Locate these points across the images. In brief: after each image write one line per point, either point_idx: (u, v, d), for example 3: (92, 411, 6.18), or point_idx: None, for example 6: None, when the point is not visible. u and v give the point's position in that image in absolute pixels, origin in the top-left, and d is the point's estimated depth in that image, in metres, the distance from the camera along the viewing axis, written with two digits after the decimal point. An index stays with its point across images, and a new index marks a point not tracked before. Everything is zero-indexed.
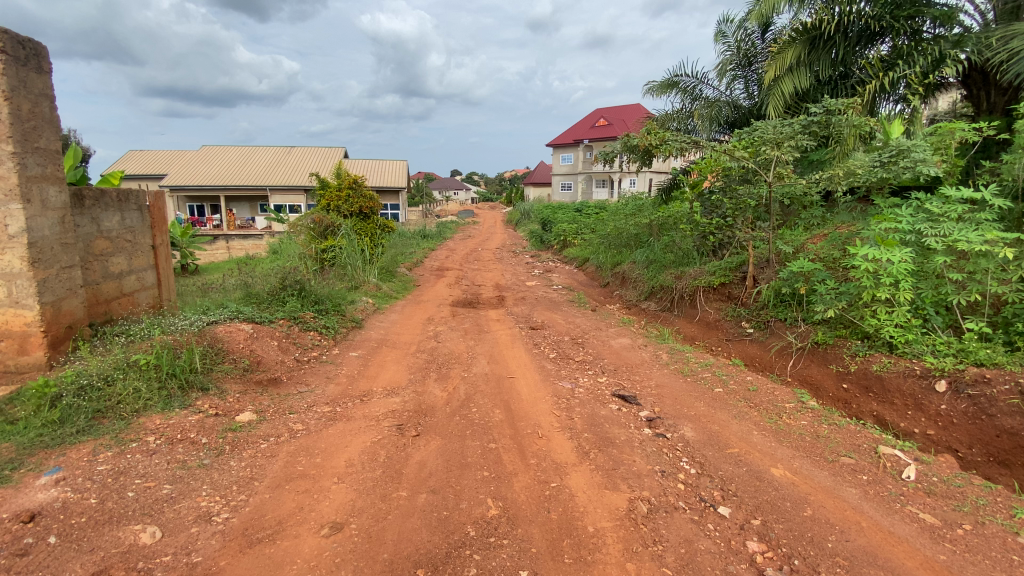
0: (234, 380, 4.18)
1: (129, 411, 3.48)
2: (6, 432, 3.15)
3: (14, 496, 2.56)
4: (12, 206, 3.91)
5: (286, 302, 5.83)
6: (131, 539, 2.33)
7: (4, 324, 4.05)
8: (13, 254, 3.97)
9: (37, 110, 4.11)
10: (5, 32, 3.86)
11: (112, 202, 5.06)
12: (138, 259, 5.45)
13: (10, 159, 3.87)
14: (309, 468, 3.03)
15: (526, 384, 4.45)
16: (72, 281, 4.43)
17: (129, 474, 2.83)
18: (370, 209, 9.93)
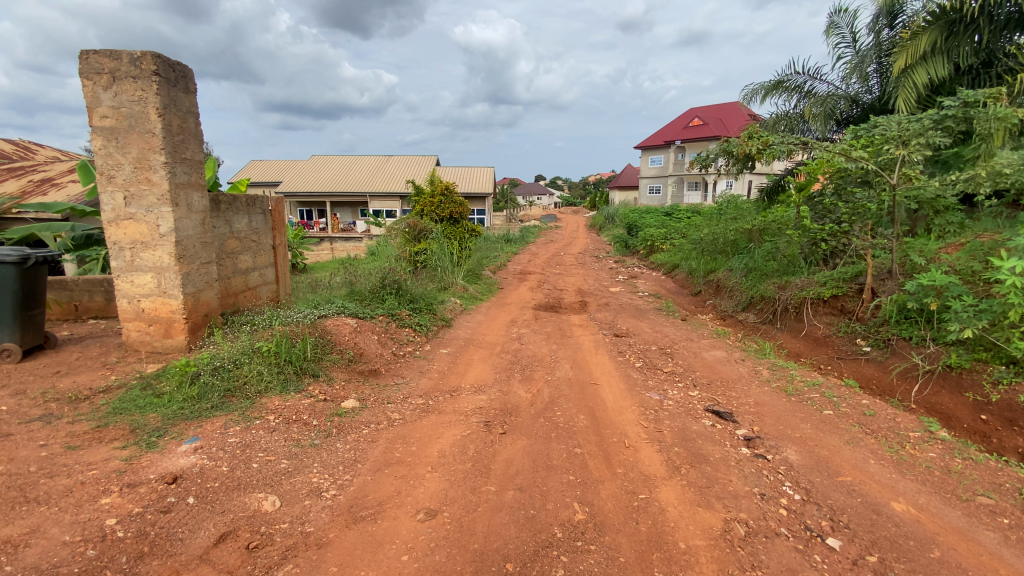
0: (340, 369, 4.55)
1: (253, 392, 3.91)
2: (156, 403, 3.69)
3: (161, 460, 2.98)
4: (164, 209, 4.57)
5: (385, 300, 6.25)
6: (254, 505, 2.62)
7: (155, 310, 4.74)
8: (164, 251, 4.63)
9: (184, 125, 4.74)
10: (159, 57, 4.48)
11: (242, 206, 5.71)
12: (261, 257, 6.11)
13: (163, 168, 4.51)
14: (405, 455, 3.21)
15: (611, 392, 4.37)
16: (209, 275, 5.07)
17: (253, 448, 3.18)
18: (459, 213, 10.31)
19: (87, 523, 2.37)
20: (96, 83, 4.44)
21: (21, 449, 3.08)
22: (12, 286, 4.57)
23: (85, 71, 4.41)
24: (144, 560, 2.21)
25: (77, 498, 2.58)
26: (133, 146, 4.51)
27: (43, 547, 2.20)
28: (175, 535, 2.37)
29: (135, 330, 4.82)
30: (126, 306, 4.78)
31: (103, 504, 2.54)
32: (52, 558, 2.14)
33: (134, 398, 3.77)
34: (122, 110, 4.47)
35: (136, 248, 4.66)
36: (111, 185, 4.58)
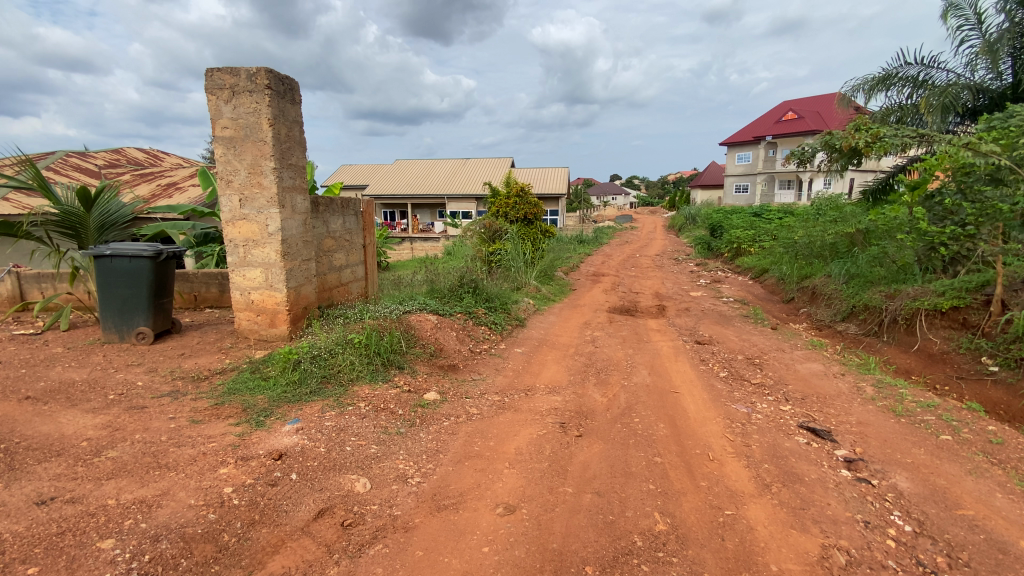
0: (422, 362, 4.77)
1: (346, 379, 4.21)
2: (264, 385, 4.09)
3: (269, 437, 3.29)
4: (272, 210, 5.03)
5: (462, 298, 6.44)
6: (347, 486, 2.82)
7: (262, 302, 5.23)
8: (271, 248, 5.10)
9: (290, 134, 5.19)
10: (272, 72, 4.94)
11: (338, 207, 6.16)
12: (353, 255, 6.53)
13: (272, 173, 4.97)
14: (484, 449, 3.30)
15: (694, 401, 4.20)
16: (308, 271, 5.52)
17: (346, 432, 3.42)
18: (534, 214, 10.40)
19: (208, 489, 2.68)
20: (219, 98, 4.97)
21: (156, 420, 3.53)
22: (147, 275, 5.24)
23: (211, 88, 4.96)
24: (255, 526, 2.45)
25: (200, 466, 2.91)
26: (248, 153, 5.00)
27: (172, 508, 2.51)
28: (281, 506, 2.61)
29: (245, 319, 5.34)
30: (239, 297, 5.31)
31: (220, 473, 2.85)
32: (180, 518, 2.43)
33: (245, 380, 4.19)
34: (239, 121, 4.97)
35: (248, 245, 5.17)
36: (229, 188, 5.11)
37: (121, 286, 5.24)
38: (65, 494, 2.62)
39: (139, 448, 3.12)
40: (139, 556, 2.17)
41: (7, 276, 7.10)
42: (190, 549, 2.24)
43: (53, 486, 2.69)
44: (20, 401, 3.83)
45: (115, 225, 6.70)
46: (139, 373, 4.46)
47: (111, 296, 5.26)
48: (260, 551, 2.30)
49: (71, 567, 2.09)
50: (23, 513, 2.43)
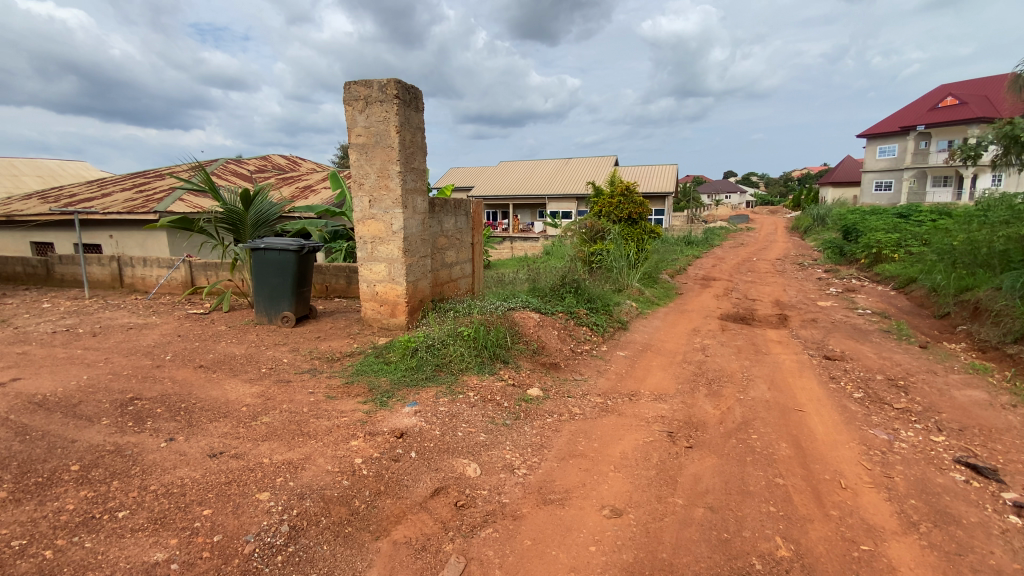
0: (526, 358, 4.89)
1: (456, 369, 4.45)
2: (387, 369, 4.48)
3: (391, 417, 3.60)
4: (396, 210, 5.48)
5: (565, 298, 6.48)
6: (460, 469, 2.99)
7: (385, 294, 5.72)
8: (394, 245, 5.55)
9: (413, 139, 5.61)
10: (400, 83, 5.36)
11: (451, 208, 6.53)
12: (463, 253, 6.88)
13: (397, 176, 5.40)
14: (588, 450, 3.30)
15: (822, 423, 3.81)
16: (424, 266, 5.92)
17: (458, 418, 3.63)
18: (639, 214, 10.15)
19: (341, 458, 3.01)
20: (355, 108, 5.51)
21: (298, 393, 4.03)
22: (292, 266, 5.98)
23: (349, 100, 5.50)
24: (380, 496, 2.70)
25: (335, 437, 3.28)
26: (378, 158, 5.48)
27: (313, 471, 2.86)
28: (403, 481, 2.85)
29: (370, 309, 5.87)
30: (365, 289, 5.84)
31: (352, 445, 3.18)
32: (320, 481, 2.76)
33: (370, 364, 4.63)
34: (372, 129, 5.46)
35: (375, 242, 5.68)
36: (361, 190, 5.64)
37: (271, 274, 6.04)
38: (231, 449, 3.10)
39: (285, 416, 3.60)
40: (289, 510, 2.51)
41: (184, 264, 8.50)
42: (328, 509, 2.54)
43: (223, 442, 3.20)
44: (196, 368, 4.59)
45: (266, 222, 7.73)
46: (284, 351, 5.12)
47: (263, 284, 6.09)
48: (385, 519, 2.53)
49: (237, 511, 2.48)
50: (200, 462, 2.93)
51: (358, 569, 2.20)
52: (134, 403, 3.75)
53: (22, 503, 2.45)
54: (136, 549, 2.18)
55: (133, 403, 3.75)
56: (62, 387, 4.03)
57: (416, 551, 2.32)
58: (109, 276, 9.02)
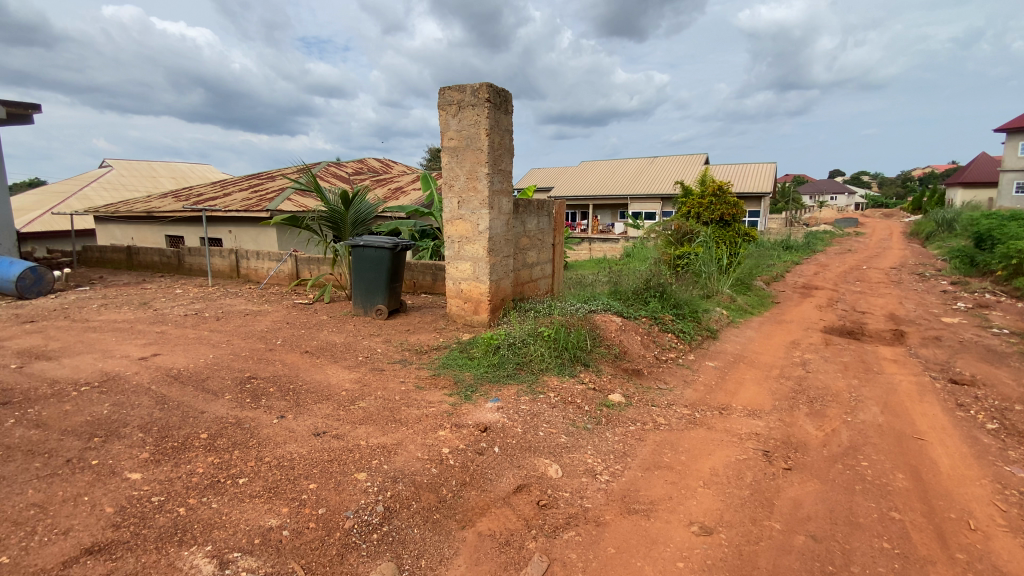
0: (608, 362, 4.80)
1: (537, 368, 4.49)
2: (471, 365, 4.63)
3: (475, 411, 3.71)
4: (483, 211, 5.63)
5: (648, 302, 6.29)
6: (542, 468, 3.02)
7: (469, 292, 5.92)
8: (479, 245, 5.72)
9: (502, 142, 5.72)
10: (491, 86, 5.48)
11: (535, 209, 6.59)
12: (544, 253, 6.92)
13: (485, 178, 5.55)
14: (674, 462, 3.19)
15: (947, 455, 3.37)
16: (507, 266, 6.04)
17: (539, 418, 3.66)
18: (732, 216, 9.59)
19: (430, 446, 3.16)
20: (448, 113, 5.73)
21: (391, 381, 4.29)
22: (386, 263, 6.37)
23: (443, 105, 5.73)
24: (466, 487, 2.80)
25: (424, 426, 3.44)
26: (468, 161, 5.66)
27: (405, 456, 3.03)
28: (487, 475, 2.93)
29: (455, 305, 6.09)
30: (451, 286, 6.06)
31: (439, 435, 3.33)
32: (411, 467, 2.92)
33: (455, 358, 4.81)
34: (463, 133, 5.65)
35: (461, 242, 5.88)
36: (451, 192, 5.87)
37: (368, 269, 6.46)
38: (333, 430, 3.37)
39: (379, 402, 3.84)
40: (383, 491, 2.68)
41: (290, 258, 9.34)
42: (418, 494, 2.68)
43: (325, 422, 3.48)
44: (301, 353, 5.04)
45: (363, 221, 8.27)
46: (378, 342, 5.46)
47: (361, 279, 6.53)
48: (470, 510, 2.62)
49: (339, 488, 2.69)
50: (307, 439, 3.21)
51: (446, 555, 2.30)
52: (250, 381, 4.20)
53: (162, 464, 2.84)
54: (253, 513, 2.42)
55: (250, 381, 4.20)
56: (192, 364, 4.59)
57: (500, 545, 2.38)
58: (227, 267, 10.13)
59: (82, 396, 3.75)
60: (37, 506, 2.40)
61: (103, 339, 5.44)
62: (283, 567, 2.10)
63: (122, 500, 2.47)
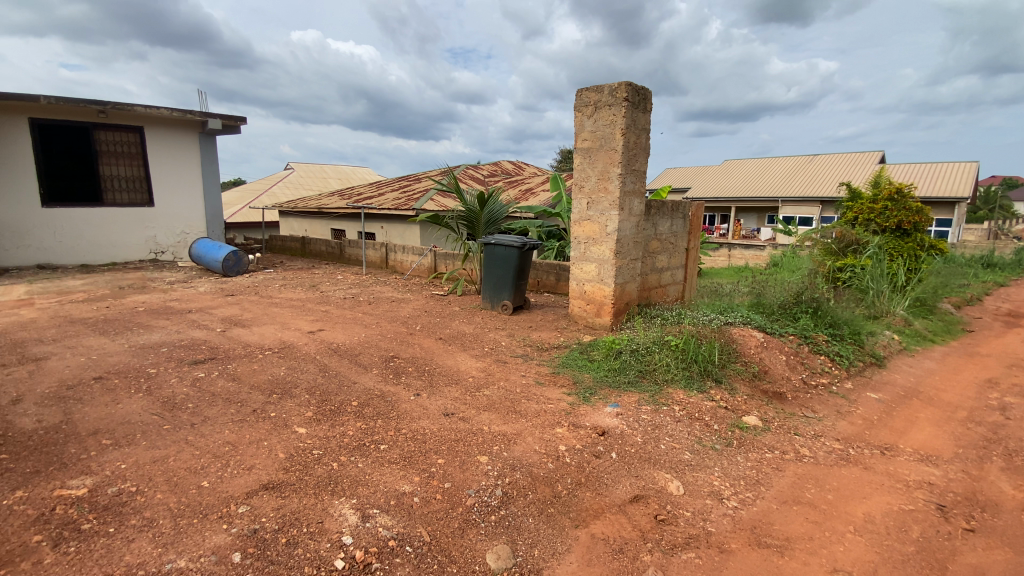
0: (743, 381, 4.40)
1: (661, 379, 4.31)
2: (591, 366, 4.62)
3: (594, 414, 3.69)
4: (613, 212, 5.55)
5: (797, 319, 5.65)
6: (662, 483, 2.90)
7: (593, 293, 5.88)
8: (607, 246, 5.65)
9: (637, 141, 5.58)
10: (630, 85, 5.36)
11: (668, 210, 6.31)
12: (676, 258, 6.60)
13: (618, 178, 5.46)
14: (818, 500, 2.83)
15: None
16: (634, 270, 5.88)
17: (661, 430, 3.52)
18: (913, 223, 8.16)
19: (548, 441, 3.23)
20: (584, 113, 5.72)
21: (513, 374, 4.47)
22: (515, 261, 6.63)
23: (579, 106, 5.73)
24: (581, 487, 2.80)
25: (542, 421, 3.53)
26: (600, 161, 5.61)
27: (524, 447, 3.14)
28: (603, 479, 2.90)
29: (578, 306, 6.10)
30: (575, 286, 6.08)
31: (557, 432, 3.38)
32: (529, 459, 3.01)
33: (575, 358, 4.83)
34: (597, 134, 5.61)
35: (588, 243, 5.85)
36: (581, 193, 5.87)
37: (498, 266, 6.78)
38: (460, 413, 3.61)
39: (501, 392, 4.02)
40: (502, 477, 2.81)
41: (430, 253, 10.18)
42: (535, 486, 2.76)
43: (454, 405, 3.75)
44: (436, 340, 5.47)
45: (495, 220, 8.68)
46: (503, 335, 5.71)
47: (490, 274, 6.87)
48: (585, 511, 2.62)
49: (463, 467, 2.88)
50: (438, 418, 3.49)
51: (558, 550, 2.33)
52: (393, 360, 4.69)
53: (322, 423, 3.31)
54: (391, 477, 2.71)
55: (393, 360, 4.69)
56: (348, 340, 5.26)
57: (613, 552, 2.35)
58: (378, 258, 11.38)
59: (267, 359, 4.54)
60: (231, 444, 2.96)
61: (281, 313, 6.50)
62: (412, 530, 2.31)
63: (290, 449, 2.93)
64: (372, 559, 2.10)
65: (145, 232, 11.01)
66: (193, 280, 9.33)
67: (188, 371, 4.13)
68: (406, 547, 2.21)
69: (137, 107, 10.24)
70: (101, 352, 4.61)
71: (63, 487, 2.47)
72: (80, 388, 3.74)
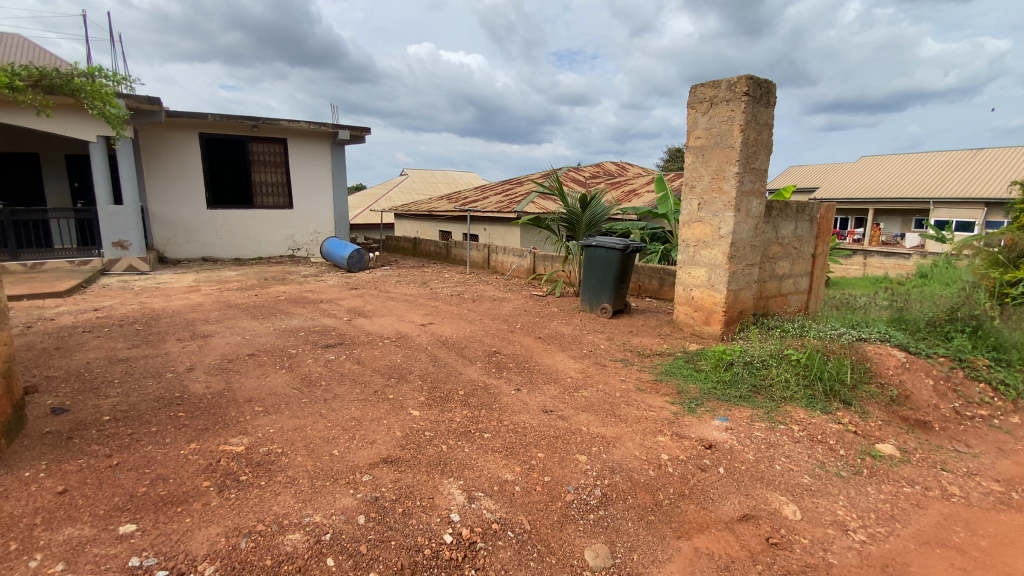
0: (878, 406, 3.91)
1: (778, 396, 3.98)
2: (698, 376, 4.41)
3: (700, 425, 3.54)
4: (728, 214, 5.24)
5: (950, 338, 4.90)
6: (776, 505, 2.71)
7: (701, 300, 5.60)
8: (719, 250, 5.36)
9: (758, 137, 5.22)
10: (752, 78, 5.04)
11: (793, 212, 5.80)
12: (799, 265, 6.05)
13: (734, 178, 5.15)
14: (969, 547, 2.45)
15: None
16: (750, 276, 5.50)
17: (776, 449, 3.26)
18: None
19: (650, 449, 3.16)
20: (698, 110, 5.46)
21: (613, 378, 4.42)
22: (616, 264, 6.53)
23: (693, 103, 5.49)
24: (684, 499, 2.71)
25: (643, 428, 3.45)
26: (715, 160, 5.33)
27: (624, 452, 3.11)
28: (709, 493, 2.77)
29: (683, 312, 5.84)
30: (681, 292, 5.84)
31: (660, 440, 3.29)
32: (630, 464, 2.97)
33: (680, 367, 4.65)
34: (712, 131, 5.33)
35: (698, 246, 5.59)
36: (692, 193, 5.61)
37: (599, 269, 6.72)
38: (559, 411, 3.66)
39: (600, 395, 4.00)
40: (602, 478, 2.81)
41: (530, 254, 10.36)
42: (635, 491, 2.72)
43: (553, 403, 3.81)
44: (536, 338, 5.59)
45: (598, 223, 8.59)
46: (602, 338, 5.66)
47: (591, 277, 6.83)
48: (688, 523, 2.53)
49: (563, 463, 2.93)
50: (539, 414, 3.58)
51: (659, 558, 2.28)
52: (496, 355, 4.88)
53: (433, 408, 3.56)
54: (494, 466, 2.84)
55: (496, 355, 4.88)
56: (455, 334, 5.58)
57: (719, 568, 2.25)
58: (481, 259, 11.84)
59: (385, 346, 4.98)
60: (355, 419, 3.30)
61: (396, 306, 7.07)
62: (514, 516, 2.41)
63: (406, 429, 3.20)
64: (477, 539, 2.23)
65: (285, 232, 12.58)
66: (323, 274, 10.46)
67: (322, 353, 4.67)
68: (508, 532, 2.31)
69: (282, 122, 11.73)
70: (253, 332, 5.39)
71: (226, 443, 2.95)
72: (238, 361, 4.42)
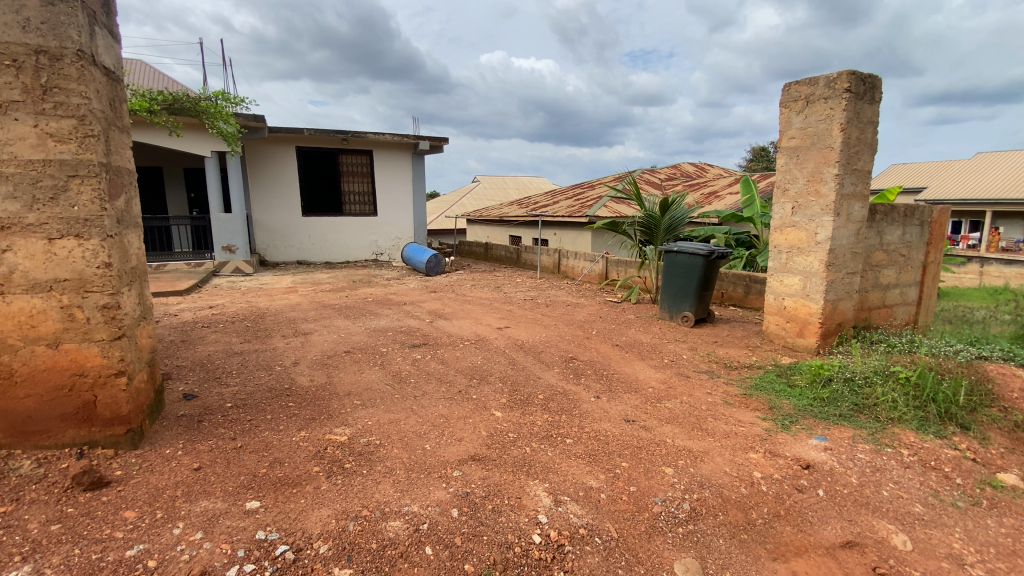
0: (1006, 432, 3.48)
1: (884, 416, 3.67)
2: (791, 392, 4.17)
3: (794, 444, 3.35)
4: (826, 219, 4.91)
5: None
6: (883, 533, 2.51)
7: (794, 310, 5.28)
8: (816, 257, 5.02)
9: (861, 136, 4.85)
10: (855, 73, 4.69)
11: (900, 217, 5.31)
12: (907, 273, 5.52)
13: (833, 180, 4.82)
14: None
15: None
16: (851, 285, 5.11)
17: (883, 474, 3.02)
18: None
19: (740, 466, 3.04)
20: (792, 109, 5.16)
21: (698, 390, 4.28)
22: (699, 271, 6.31)
23: (787, 101, 5.21)
24: (779, 519, 2.58)
25: (732, 443, 3.32)
26: (811, 161, 5.01)
27: (712, 466, 3.01)
28: (807, 516, 2.62)
29: (774, 323, 5.53)
30: (772, 301, 5.53)
31: (751, 457, 3.15)
32: (719, 479, 2.88)
33: (771, 381, 4.41)
34: (808, 130, 5.01)
35: (791, 253, 5.28)
36: (785, 197, 5.31)
37: (680, 276, 6.53)
38: (641, 421, 3.61)
39: (684, 407, 3.90)
40: (690, 492, 2.74)
41: (602, 260, 10.23)
42: (725, 507, 2.64)
43: (634, 412, 3.77)
44: (613, 345, 5.54)
45: (676, 227, 8.34)
46: (684, 348, 5.50)
47: (671, 284, 6.65)
48: (784, 545, 2.41)
49: (648, 474, 2.90)
50: (620, 423, 3.56)
51: None
52: (574, 361, 4.90)
53: (515, 410, 3.66)
54: (578, 471, 2.87)
55: (573, 361, 4.91)
56: (532, 338, 5.67)
57: None
58: (552, 264, 11.87)
59: (467, 348, 5.17)
60: (443, 417, 3.47)
61: (474, 309, 7.30)
62: (600, 523, 2.43)
63: (490, 429, 3.31)
64: (564, 541, 2.27)
65: (370, 237, 13.39)
66: (404, 277, 11.02)
67: (409, 352, 4.95)
68: (595, 537, 2.33)
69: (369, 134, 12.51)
70: (347, 331, 5.81)
71: (330, 433, 3.21)
72: (336, 358, 4.79)
